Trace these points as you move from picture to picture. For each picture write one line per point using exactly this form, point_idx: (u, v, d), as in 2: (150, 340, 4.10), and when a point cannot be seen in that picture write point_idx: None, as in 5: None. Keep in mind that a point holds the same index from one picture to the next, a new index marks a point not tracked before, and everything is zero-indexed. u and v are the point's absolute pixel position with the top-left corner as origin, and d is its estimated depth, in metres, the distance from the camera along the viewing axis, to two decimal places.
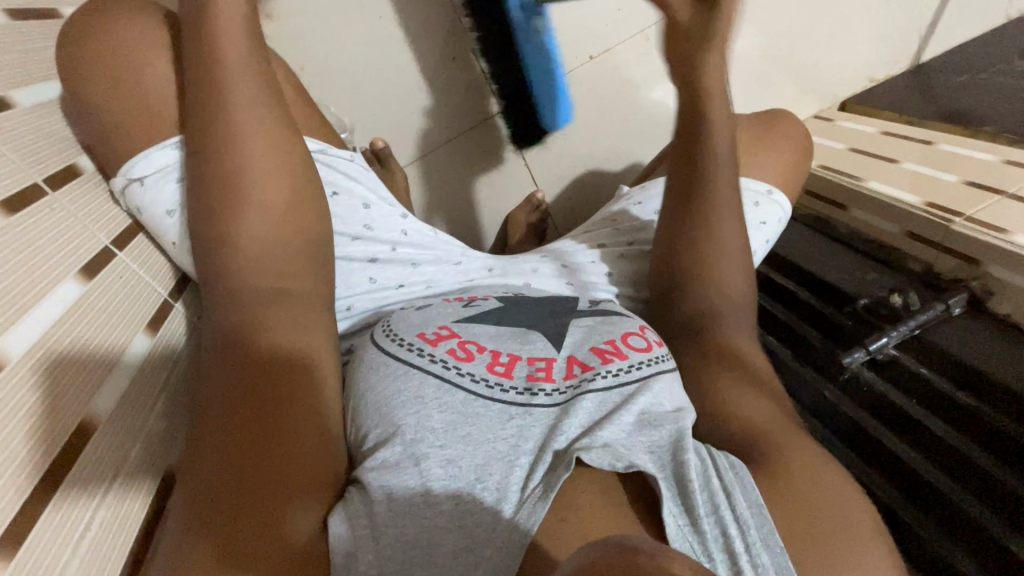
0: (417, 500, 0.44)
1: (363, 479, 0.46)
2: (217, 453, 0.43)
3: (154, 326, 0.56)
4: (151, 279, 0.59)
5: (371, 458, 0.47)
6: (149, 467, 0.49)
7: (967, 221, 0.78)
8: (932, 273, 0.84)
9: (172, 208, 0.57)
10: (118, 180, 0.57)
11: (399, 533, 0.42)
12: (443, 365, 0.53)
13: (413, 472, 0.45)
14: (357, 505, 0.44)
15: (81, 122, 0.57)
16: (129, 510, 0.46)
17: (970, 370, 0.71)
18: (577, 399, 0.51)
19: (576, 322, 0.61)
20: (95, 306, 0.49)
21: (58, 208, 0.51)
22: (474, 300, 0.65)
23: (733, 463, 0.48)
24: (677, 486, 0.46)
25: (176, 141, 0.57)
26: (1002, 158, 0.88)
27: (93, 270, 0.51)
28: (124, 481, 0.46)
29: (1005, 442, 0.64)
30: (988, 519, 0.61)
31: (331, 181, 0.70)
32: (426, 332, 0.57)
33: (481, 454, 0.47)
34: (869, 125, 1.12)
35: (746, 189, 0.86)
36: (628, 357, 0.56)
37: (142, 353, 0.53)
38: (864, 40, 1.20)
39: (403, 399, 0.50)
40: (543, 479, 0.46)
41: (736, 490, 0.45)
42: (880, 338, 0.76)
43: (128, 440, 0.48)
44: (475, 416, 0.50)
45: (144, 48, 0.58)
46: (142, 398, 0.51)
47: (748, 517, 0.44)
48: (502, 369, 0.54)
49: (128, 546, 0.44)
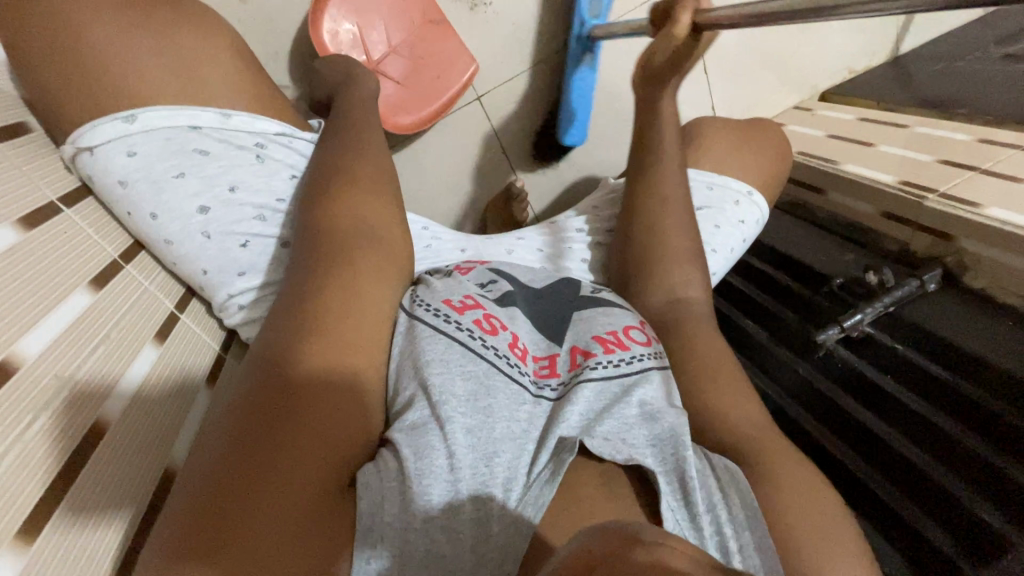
0: (440, 463, 0.42)
1: (394, 440, 0.44)
2: (219, 449, 0.38)
3: (99, 283, 0.51)
4: (101, 238, 0.54)
5: (399, 420, 0.46)
6: (73, 418, 0.42)
7: (940, 197, 0.79)
8: (906, 252, 0.84)
9: (125, 178, 0.54)
10: (67, 147, 0.54)
11: (426, 496, 0.41)
12: (470, 334, 0.52)
13: (439, 434, 0.44)
14: (388, 460, 0.43)
15: (30, 86, 0.54)
16: (47, 454, 0.39)
17: (964, 357, 0.68)
18: (577, 387, 0.50)
19: (575, 316, 0.59)
20: (30, 260, 0.45)
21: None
22: (491, 282, 0.63)
23: (729, 463, 0.46)
24: (678, 485, 0.44)
25: (128, 112, 0.54)
26: (976, 138, 0.89)
27: (34, 223, 0.48)
28: (46, 426, 0.40)
29: (1003, 428, 0.62)
30: (976, 504, 0.59)
31: (292, 164, 0.63)
32: (452, 300, 0.56)
33: (496, 429, 0.46)
34: (848, 113, 1.13)
35: (727, 187, 0.86)
36: (629, 348, 0.54)
37: (83, 307, 0.48)
38: (841, 32, 1.21)
39: (427, 359, 0.49)
40: (550, 461, 0.44)
41: (733, 493, 0.44)
42: (855, 315, 0.75)
43: (49, 388, 0.41)
44: (494, 389, 0.49)
45: (94, 12, 0.55)
46: (79, 345, 0.46)
47: (744, 519, 0.42)
48: (520, 352, 0.54)
49: (39, 491, 0.38)
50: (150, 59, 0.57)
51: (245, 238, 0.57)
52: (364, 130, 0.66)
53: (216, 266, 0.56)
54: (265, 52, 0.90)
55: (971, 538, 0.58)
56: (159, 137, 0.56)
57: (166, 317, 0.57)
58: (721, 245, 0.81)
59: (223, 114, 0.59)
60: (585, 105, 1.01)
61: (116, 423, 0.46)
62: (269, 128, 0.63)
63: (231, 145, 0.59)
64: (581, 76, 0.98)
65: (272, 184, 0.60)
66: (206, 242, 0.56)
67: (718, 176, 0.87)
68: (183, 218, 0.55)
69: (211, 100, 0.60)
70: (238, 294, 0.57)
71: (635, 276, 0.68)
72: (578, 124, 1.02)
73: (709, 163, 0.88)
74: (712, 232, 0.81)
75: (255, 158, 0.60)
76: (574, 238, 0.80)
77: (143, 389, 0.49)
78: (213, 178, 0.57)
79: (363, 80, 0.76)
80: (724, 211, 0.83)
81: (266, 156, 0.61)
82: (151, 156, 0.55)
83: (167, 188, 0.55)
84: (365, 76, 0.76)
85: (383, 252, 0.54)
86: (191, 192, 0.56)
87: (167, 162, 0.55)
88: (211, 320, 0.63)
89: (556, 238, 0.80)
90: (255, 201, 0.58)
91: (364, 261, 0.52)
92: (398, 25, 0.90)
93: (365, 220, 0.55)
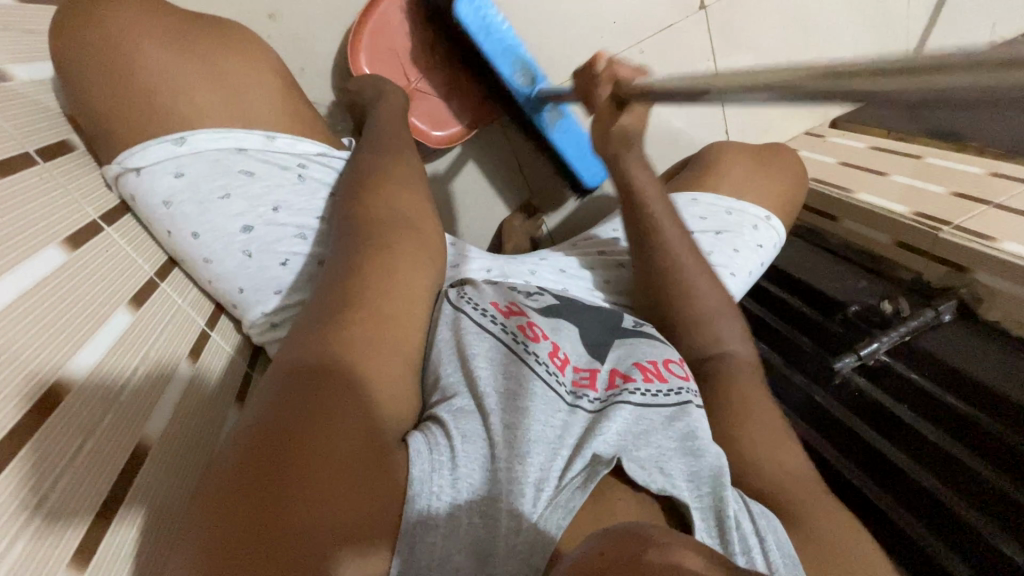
0: (484, 451, 0.44)
1: (439, 417, 0.46)
2: (253, 433, 0.37)
3: (138, 301, 0.52)
4: (139, 256, 0.55)
5: (442, 402, 0.48)
6: (118, 441, 0.43)
7: (954, 229, 0.81)
8: (919, 282, 0.85)
9: (169, 199, 0.55)
10: (112, 167, 0.55)
11: (469, 481, 0.42)
12: (511, 335, 0.54)
13: (479, 423, 0.46)
14: (436, 434, 0.44)
15: (76, 105, 0.55)
16: (94, 482, 0.40)
17: (976, 386, 0.70)
18: (615, 407, 0.50)
19: (619, 342, 0.60)
20: (77, 280, 0.46)
21: (47, 182, 0.49)
22: (537, 294, 0.65)
23: (764, 511, 0.48)
24: (715, 522, 0.45)
25: (180, 137, 0.56)
26: (987, 171, 0.91)
27: (79, 242, 0.48)
28: (93, 452, 0.40)
29: (1013, 454, 0.63)
30: (990, 531, 0.61)
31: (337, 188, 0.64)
32: (499, 303, 0.59)
33: (532, 431, 0.46)
34: (859, 141, 1.15)
35: (745, 212, 0.87)
36: (667, 380, 0.55)
37: (124, 326, 0.48)
38: (854, 60, 1.23)
39: (473, 352, 0.51)
40: (584, 470, 0.45)
41: (768, 537, 0.45)
42: (871, 343, 0.77)
43: (99, 411, 0.42)
44: (532, 394, 0.49)
45: (140, 33, 0.56)
46: (121, 367, 0.46)
47: (780, 565, 0.44)
48: (558, 363, 0.54)
49: (87, 523, 0.38)
50: (192, 79, 0.57)
51: (286, 257, 0.58)
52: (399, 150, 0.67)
53: (252, 286, 0.57)
54: (293, 69, 0.91)
55: (985, 565, 0.60)
56: (207, 159, 0.57)
57: (198, 336, 0.57)
58: (739, 270, 0.81)
59: (268, 137, 0.61)
60: (585, 145, 0.96)
61: (155, 446, 0.46)
62: (310, 149, 0.64)
63: (275, 166, 0.60)
64: (560, 131, 0.94)
65: (313, 204, 0.61)
66: (246, 260, 0.56)
67: (735, 201, 0.88)
68: (221, 238, 0.56)
69: (251, 121, 0.61)
70: (272, 312, 0.57)
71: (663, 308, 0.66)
72: (596, 162, 0.98)
73: (726, 189, 0.89)
74: (730, 256, 0.81)
75: (296, 178, 0.61)
76: (596, 262, 0.82)
77: (178, 411, 0.50)
78: (258, 198, 0.58)
79: (391, 101, 0.77)
80: (742, 236, 0.84)
81: (306, 176, 0.62)
82: (199, 177, 0.56)
83: (213, 208, 0.56)
84: (391, 97, 0.77)
85: (421, 262, 0.54)
86: (236, 212, 0.56)
87: (213, 182, 0.56)
88: (235, 333, 0.63)
89: (579, 261, 0.82)
90: (296, 221, 0.59)
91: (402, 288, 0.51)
92: (437, 45, 0.93)
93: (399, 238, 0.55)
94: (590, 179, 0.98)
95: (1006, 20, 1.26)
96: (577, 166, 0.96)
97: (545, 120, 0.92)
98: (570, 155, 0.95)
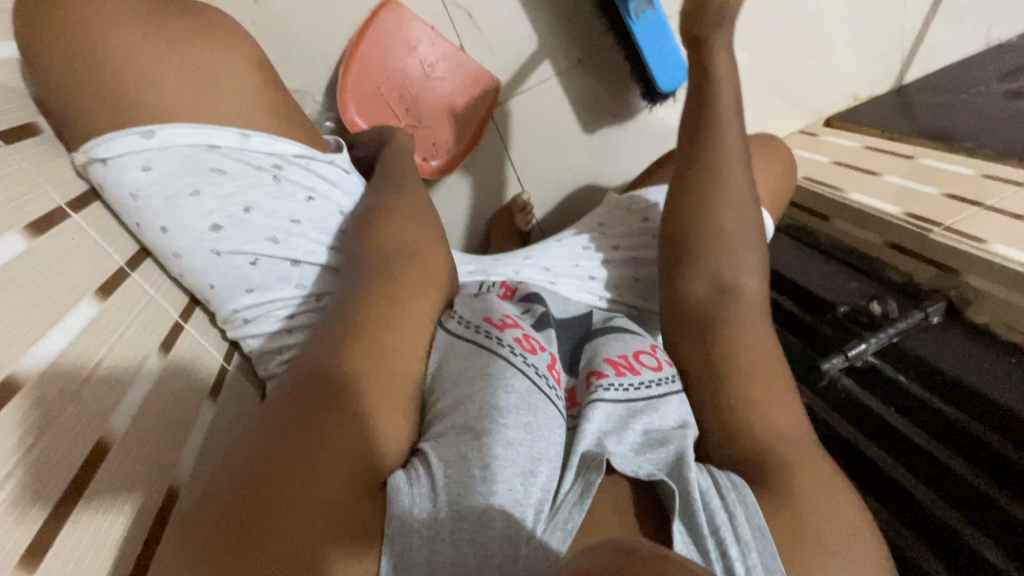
0: (475, 474, 0.41)
1: (426, 450, 0.43)
2: (239, 470, 0.37)
3: (105, 292, 0.50)
4: (108, 246, 0.53)
5: (432, 429, 0.45)
6: (76, 436, 0.41)
7: (947, 230, 0.79)
8: (910, 283, 0.85)
9: (138, 191, 0.54)
10: (79, 155, 0.54)
11: (462, 498, 0.40)
12: (513, 351, 0.51)
13: (475, 446, 0.43)
14: (419, 467, 0.42)
15: (43, 87, 0.53)
16: (55, 471, 0.38)
17: (974, 395, 0.69)
18: (590, 406, 0.50)
19: (588, 345, 0.60)
20: (39, 268, 0.44)
21: (10, 164, 0.47)
22: (528, 306, 0.63)
23: (737, 483, 0.45)
24: (682, 503, 0.44)
25: (157, 126, 0.54)
26: (979, 172, 0.90)
27: (42, 228, 0.47)
28: (52, 445, 0.39)
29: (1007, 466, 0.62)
30: (983, 544, 0.60)
31: (310, 186, 0.61)
32: (494, 317, 0.55)
33: (535, 448, 0.44)
34: (852, 139, 1.15)
35: None
36: (640, 373, 0.54)
37: (89, 317, 0.47)
38: (849, 59, 1.22)
39: (472, 375, 0.48)
40: (576, 484, 0.44)
41: (739, 512, 0.43)
42: (859, 344, 0.74)
43: (57, 407, 0.40)
44: (536, 409, 0.47)
45: (106, 11, 0.54)
46: (83, 356, 0.44)
47: (749, 538, 0.42)
48: (556, 376, 0.53)
49: (41, 520, 0.36)
50: (164, 64, 0.56)
51: (254, 257, 0.56)
52: (398, 171, 0.68)
53: (223, 282, 0.56)
54: (278, 58, 0.89)
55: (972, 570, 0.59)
56: (177, 155, 0.55)
57: (170, 327, 0.55)
58: None
59: (242, 135, 0.58)
60: (669, 42, 0.93)
61: (119, 440, 0.44)
62: (289, 149, 0.61)
63: (247, 164, 0.58)
64: (645, 21, 0.91)
65: (287, 205, 0.59)
66: (216, 259, 0.55)
67: None
68: (191, 234, 0.55)
69: (226, 107, 0.59)
70: (242, 309, 0.57)
71: (683, 263, 0.63)
72: (672, 60, 0.94)
73: None
74: None
75: (271, 179, 0.59)
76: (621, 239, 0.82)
77: (144, 409, 0.48)
78: (229, 198, 0.56)
79: None
80: None
81: (282, 177, 0.60)
82: (167, 172, 0.54)
83: (182, 205, 0.54)
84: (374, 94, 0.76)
85: (420, 272, 0.54)
86: (206, 209, 0.55)
87: (181, 179, 0.55)
88: (213, 327, 0.61)
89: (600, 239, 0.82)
90: (268, 223, 0.57)
91: (403, 298, 0.50)
92: (423, 82, 0.93)
93: (399, 238, 0.56)
94: (663, 81, 0.95)
95: (1002, 22, 1.24)
96: (655, 63, 0.94)
97: (629, 8, 0.90)
98: (646, 48, 0.93)
